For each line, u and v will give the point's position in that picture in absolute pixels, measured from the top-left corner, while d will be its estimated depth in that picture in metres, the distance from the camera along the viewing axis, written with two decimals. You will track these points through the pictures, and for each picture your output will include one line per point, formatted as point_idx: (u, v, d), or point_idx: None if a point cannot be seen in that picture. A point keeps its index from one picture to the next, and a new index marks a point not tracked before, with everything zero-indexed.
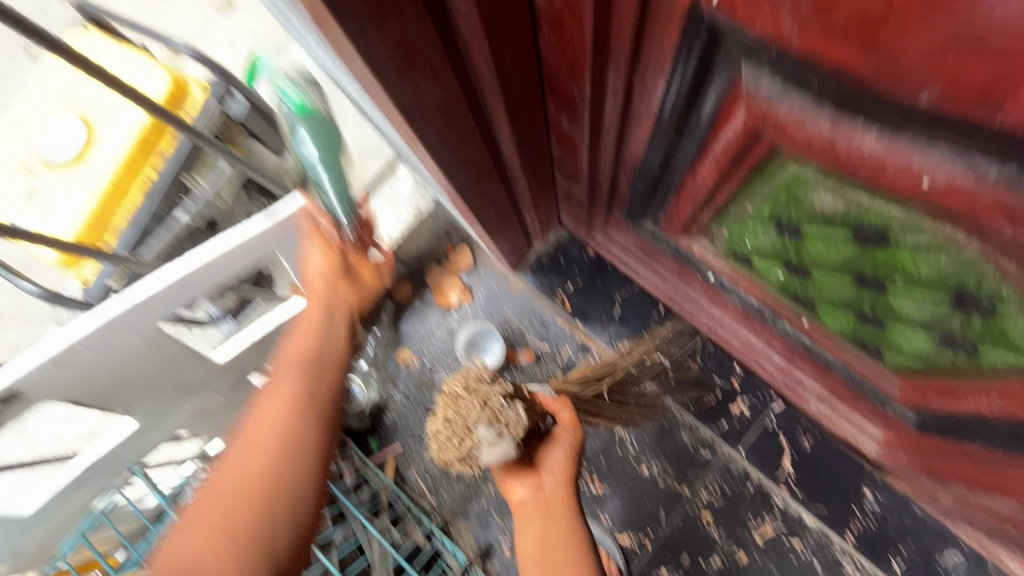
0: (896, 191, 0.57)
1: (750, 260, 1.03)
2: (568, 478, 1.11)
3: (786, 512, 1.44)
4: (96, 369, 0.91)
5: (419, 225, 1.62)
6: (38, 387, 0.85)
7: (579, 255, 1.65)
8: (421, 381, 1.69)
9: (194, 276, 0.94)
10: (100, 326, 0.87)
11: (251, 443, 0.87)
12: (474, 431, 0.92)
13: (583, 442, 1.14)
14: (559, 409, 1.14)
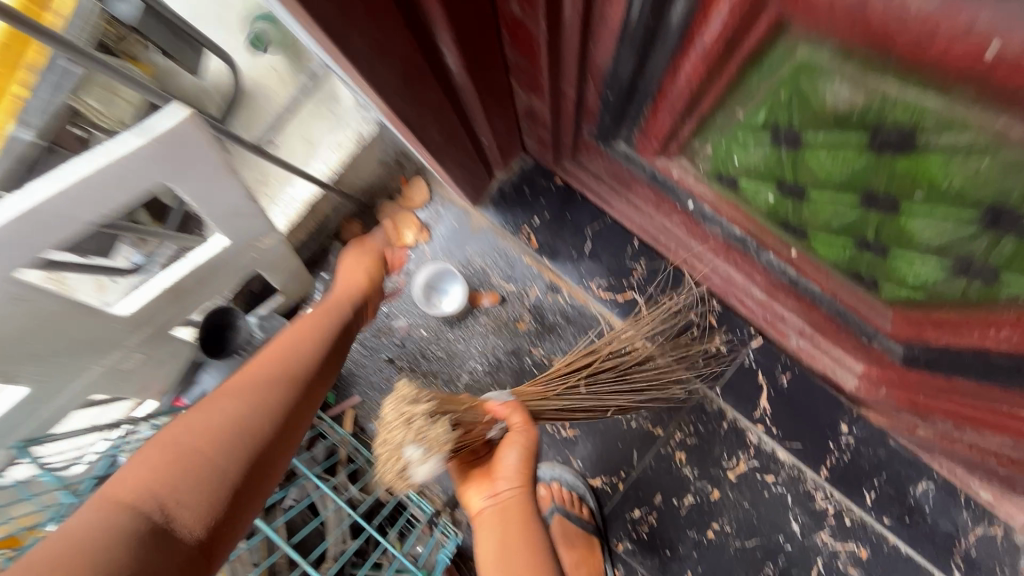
0: (946, 67, 0.43)
1: (737, 182, 0.89)
2: (526, 482, 1.04)
3: (760, 449, 1.40)
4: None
5: (364, 152, 1.41)
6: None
7: (546, 185, 1.48)
8: (378, 328, 1.56)
9: (46, 212, 0.72)
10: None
11: (233, 394, 0.96)
12: (404, 452, 0.94)
13: (539, 444, 1.06)
14: (509, 411, 1.08)
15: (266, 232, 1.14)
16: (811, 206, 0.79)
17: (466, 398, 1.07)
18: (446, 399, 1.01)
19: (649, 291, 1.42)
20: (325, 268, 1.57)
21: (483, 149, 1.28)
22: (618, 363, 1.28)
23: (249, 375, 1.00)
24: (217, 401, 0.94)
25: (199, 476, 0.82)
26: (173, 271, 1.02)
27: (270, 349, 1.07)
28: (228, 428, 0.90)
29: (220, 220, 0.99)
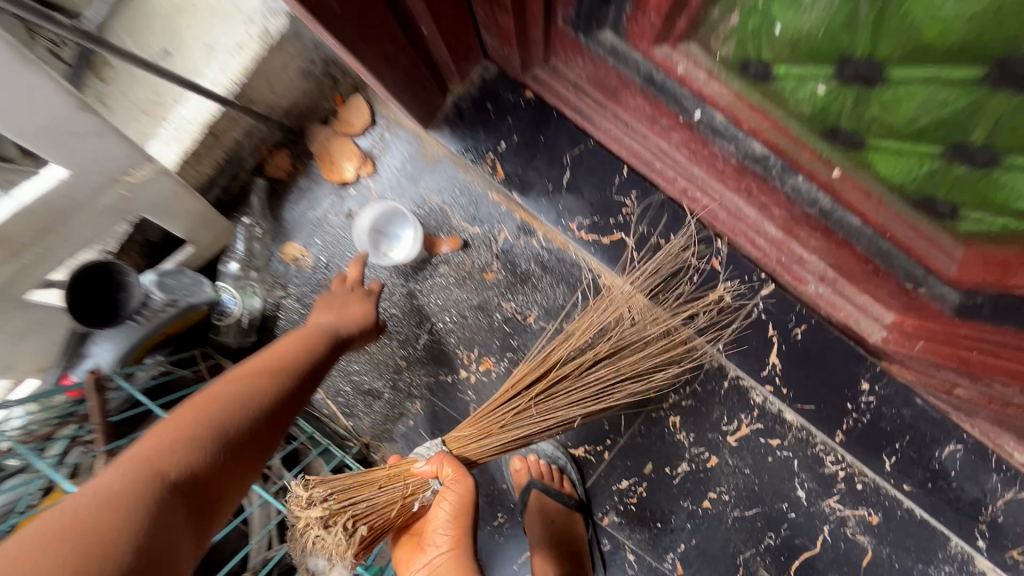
0: None
1: (771, 70, 0.70)
2: (459, 542, 0.91)
3: (764, 410, 1.22)
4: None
5: (274, 56, 1.08)
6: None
7: (514, 100, 1.18)
8: (318, 282, 1.30)
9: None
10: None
11: (253, 368, 0.83)
12: (309, 559, 0.89)
13: (476, 497, 0.92)
14: (436, 466, 0.95)
15: (131, 159, 0.86)
16: (886, 90, 0.62)
17: (381, 472, 0.96)
18: (348, 492, 0.91)
19: (641, 230, 1.17)
20: (248, 212, 1.29)
21: (425, 48, 0.99)
22: (582, 370, 1.06)
23: (265, 358, 0.86)
24: (236, 377, 0.80)
25: (220, 451, 0.69)
26: None
27: (279, 344, 0.91)
28: (246, 401, 0.76)
29: (43, 139, 0.73)
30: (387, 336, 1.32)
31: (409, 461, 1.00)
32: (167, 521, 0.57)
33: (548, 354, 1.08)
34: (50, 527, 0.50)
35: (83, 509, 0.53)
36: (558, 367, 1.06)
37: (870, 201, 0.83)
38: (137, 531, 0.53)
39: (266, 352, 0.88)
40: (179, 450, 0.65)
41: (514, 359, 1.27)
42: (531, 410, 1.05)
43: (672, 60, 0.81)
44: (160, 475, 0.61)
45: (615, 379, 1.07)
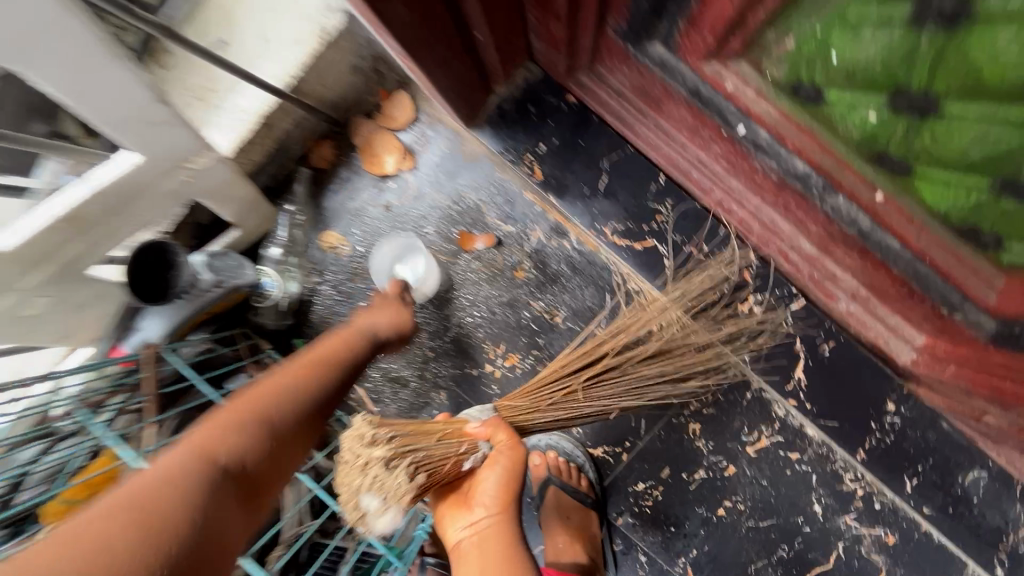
0: None
1: (821, 94, 0.74)
2: (507, 505, 0.91)
3: (786, 423, 1.22)
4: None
5: (330, 53, 1.12)
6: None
7: (556, 104, 1.19)
8: (353, 270, 1.35)
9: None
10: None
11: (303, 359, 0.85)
12: (360, 500, 0.80)
13: (526, 466, 0.94)
14: (490, 431, 0.96)
15: (196, 147, 0.91)
16: (939, 122, 0.66)
17: (437, 426, 0.94)
18: (408, 439, 0.87)
19: (674, 239, 1.18)
20: (290, 199, 1.33)
21: (477, 52, 1.02)
22: (628, 364, 1.09)
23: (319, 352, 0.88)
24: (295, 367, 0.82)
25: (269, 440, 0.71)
26: (73, 194, 0.81)
27: (332, 338, 0.93)
28: (296, 392, 0.78)
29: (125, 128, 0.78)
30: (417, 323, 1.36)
31: (461, 420, 1.00)
32: (223, 513, 0.60)
33: (595, 344, 1.10)
34: (114, 508, 0.52)
35: (150, 492, 0.55)
36: (607, 358, 1.08)
37: (913, 226, 0.84)
38: (199, 524, 0.56)
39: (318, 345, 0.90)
40: (239, 441, 0.68)
41: (539, 357, 1.30)
42: (578, 391, 1.07)
43: (721, 77, 0.81)
44: (216, 463, 0.64)
45: (652, 381, 1.10)
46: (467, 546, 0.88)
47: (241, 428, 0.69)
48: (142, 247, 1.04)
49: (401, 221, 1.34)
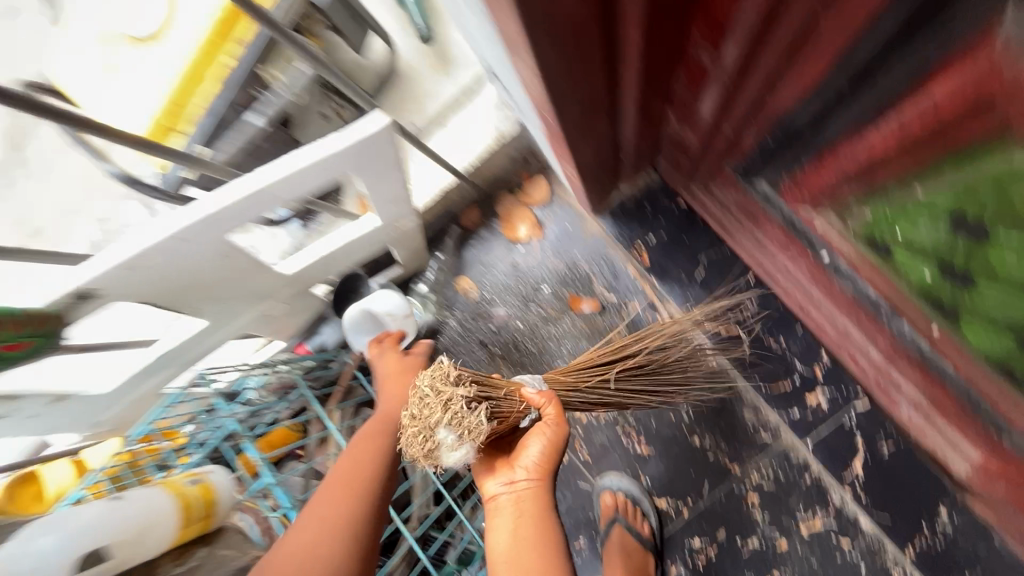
0: None
1: (891, 251, 0.86)
2: (546, 474, 1.03)
3: (841, 510, 1.34)
4: (167, 270, 0.87)
5: (499, 148, 1.50)
6: (115, 289, 0.82)
7: (668, 204, 1.49)
8: (478, 311, 1.65)
9: (266, 191, 0.89)
10: (171, 236, 0.83)
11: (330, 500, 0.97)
12: (438, 432, 0.90)
13: (567, 442, 1.06)
14: (543, 402, 1.06)
15: (405, 214, 1.26)
16: (978, 292, 0.74)
17: (503, 382, 1.05)
18: (479, 385, 0.97)
19: (755, 329, 1.41)
20: (440, 248, 1.68)
21: (626, 171, 1.30)
22: (661, 362, 1.30)
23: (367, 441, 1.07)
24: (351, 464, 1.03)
25: None
26: (331, 243, 1.21)
27: (349, 457, 1.04)
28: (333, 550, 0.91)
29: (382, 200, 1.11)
30: (514, 352, 1.61)
31: (518, 384, 1.10)
32: None
33: (630, 343, 1.30)
34: None
35: None
36: (636, 355, 1.28)
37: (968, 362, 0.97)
38: None
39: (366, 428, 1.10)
40: None
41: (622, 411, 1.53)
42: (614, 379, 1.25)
43: (812, 218, 1.04)
44: None
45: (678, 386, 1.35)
46: (505, 498, 1.03)
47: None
48: (346, 278, 1.42)
49: (525, 277, 1.63)
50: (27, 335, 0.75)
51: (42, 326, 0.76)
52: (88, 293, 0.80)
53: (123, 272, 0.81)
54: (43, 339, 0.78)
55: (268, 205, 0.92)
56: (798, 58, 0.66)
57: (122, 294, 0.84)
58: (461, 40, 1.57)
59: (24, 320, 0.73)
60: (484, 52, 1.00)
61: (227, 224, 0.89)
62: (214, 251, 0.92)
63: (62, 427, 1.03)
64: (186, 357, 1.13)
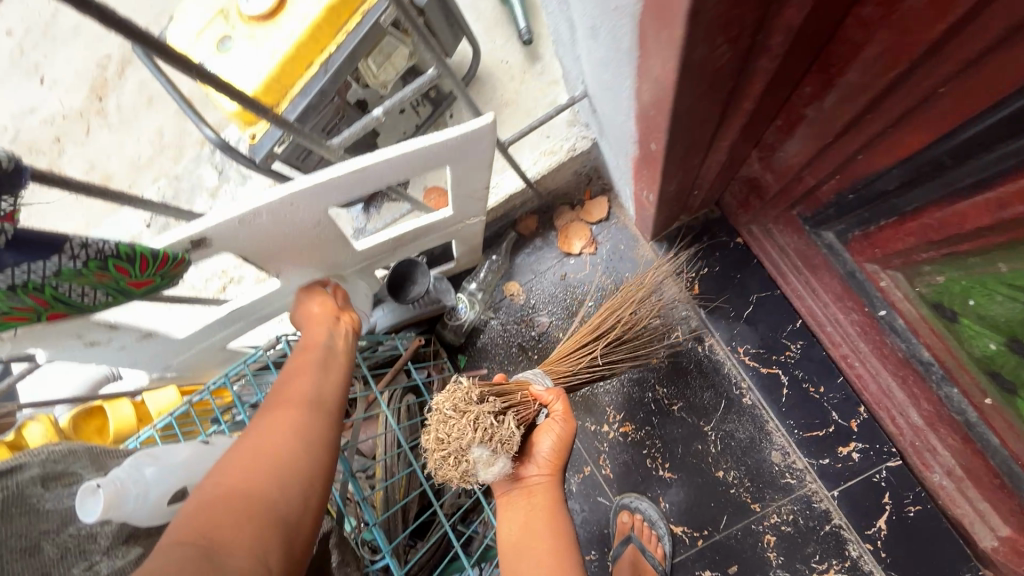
0: None
1: (958, 318, 0.88)
2: (557, 468, 1.06)
3: (857, 564, 1.35)
4: (268, 232, 0.89)
5: (568, 162, 1.52)
6: (223, 241, 0.85)
7: (725, 241, 1.52)
8: (522, 317, 1.69)
9: (372, 168, 0.87)
10: (281, 199, 0.83)
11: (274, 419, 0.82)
12: (470, 452, 0.92)
13: (575, 436, 1.08)
14: (551, 399, 1.08)
15: (477, 214, 1.27)
16: None
17: (510, 387, 1.06)
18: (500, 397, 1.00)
19: (797, 374, 1.43)
20: (495, 250, 1.71)
21: (689, 206, 1.35)
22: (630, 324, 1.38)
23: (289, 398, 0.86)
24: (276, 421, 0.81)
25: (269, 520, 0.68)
26: (405, 226, 1.18)
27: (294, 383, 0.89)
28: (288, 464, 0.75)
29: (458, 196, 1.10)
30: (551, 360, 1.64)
31: (525, 383, 1.12)
32: None
33: (603, 322, 1.36)
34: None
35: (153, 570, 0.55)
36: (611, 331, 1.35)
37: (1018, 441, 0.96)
38: None
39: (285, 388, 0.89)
40: (227, 518, 0.65)
41: (650, 433, 1.56)
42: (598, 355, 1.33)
43: (878, 275, 1.06)
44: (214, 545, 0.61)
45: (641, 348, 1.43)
46: (513, 491, 1.05)
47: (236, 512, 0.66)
48: (403, 263, 1.42)
49: (572, 290, 1.66)
50: (152, 275, 0.79)
51: (165, 268, 0.80)
52: (202, 241, 0.83)
53: (233, 224, 0.83)
54: (162, 280, 0.83)
55: (371, 182, 0.91)
56: (903, 127, 0.70)
57: (226, 249, 0.88)
58: (547, 57, 1.64)
59: (153, 261, 0.77)
60: (584, 75, 1.05)
61: (331, 199, 0.90)
62: (310, 221, 0.93)
63: (138, 363, 1.10)
64: (256, 316, 1.18)
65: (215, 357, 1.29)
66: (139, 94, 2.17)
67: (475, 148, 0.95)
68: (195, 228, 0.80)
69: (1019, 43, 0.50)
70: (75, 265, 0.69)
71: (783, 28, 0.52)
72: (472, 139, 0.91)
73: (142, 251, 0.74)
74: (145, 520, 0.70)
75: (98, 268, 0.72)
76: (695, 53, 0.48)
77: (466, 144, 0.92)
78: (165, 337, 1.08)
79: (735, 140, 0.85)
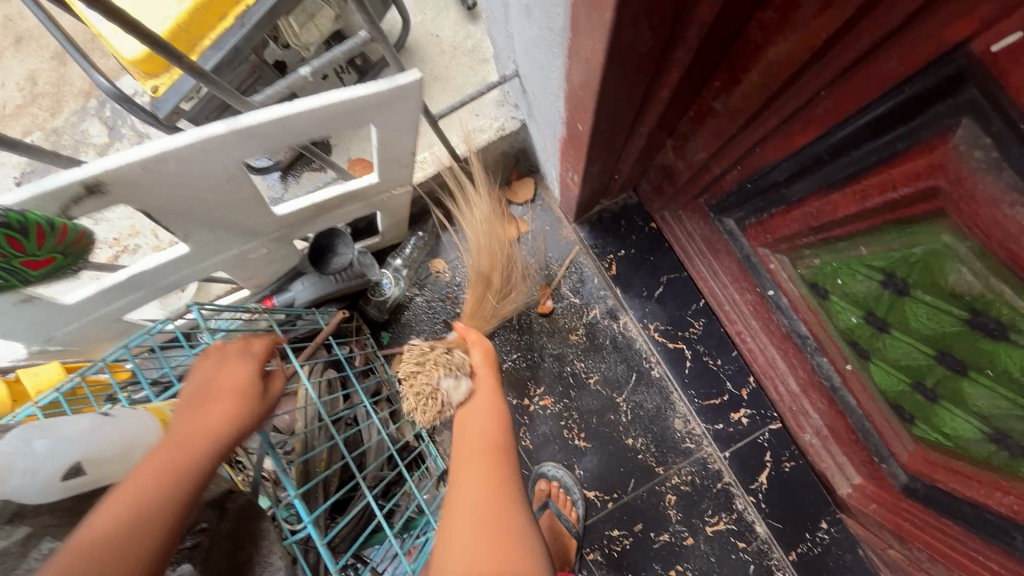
0: (1002, 270, 0.62)
1: (828, 295, 1.02)
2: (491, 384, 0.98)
3: (741, 515, 1.53)
4: (176, 185, 0.80)
5: (498, 141, 1.53)
6: (124, 187, 0.75)
7: (641, 225, 1.61)
8: (447, 294, 1.70)
9: (296, 117, 0.80)
10: (193, 144, 0.74)
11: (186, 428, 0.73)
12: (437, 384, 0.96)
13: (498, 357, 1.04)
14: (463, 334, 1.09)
15: (403, 182, 1.24)
16: (888, 337, 0.91)
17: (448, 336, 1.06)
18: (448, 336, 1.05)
19: (699, 349, 1.57)
20: (422, 227, 1.70)
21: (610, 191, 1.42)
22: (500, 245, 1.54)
23: (180, 450, 0.70)
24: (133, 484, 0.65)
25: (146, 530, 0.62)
26: (327, 192, 1.14)
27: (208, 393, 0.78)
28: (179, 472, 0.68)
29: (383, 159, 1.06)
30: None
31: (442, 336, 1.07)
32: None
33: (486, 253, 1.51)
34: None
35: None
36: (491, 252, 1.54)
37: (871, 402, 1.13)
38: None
39: (185, 422, 0.73)
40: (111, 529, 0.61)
41: (568, 405, 1.64)
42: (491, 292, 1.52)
43: (768, 258, 1.18)
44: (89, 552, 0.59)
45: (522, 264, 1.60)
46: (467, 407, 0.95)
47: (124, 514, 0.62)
48: (324, 232, 1.40)
49: None
50: (52, 250, 0.73)
51: (66, 240, 0.74)
52: (97, 186, 0.72)
53: (136, 172, 0.73)
54: (64, 257, 0.77)
55: (294, 134, 0.84)
56: (793, 124, 0.79)
57: (124, 198, 0.77)
58: (479, 35, 1.65)
59: (51, 232, 0.71)
60: (515, 54, 1.07)
61: (248, 150, 0.82)
62: (222, 172, 0.84)
63: (17, 337, 0.98)
64: (158, 284, 1.10)
65: (109, 330, 1.18)
66: (3, 34, 1.89)
67: (407, 108, 0.90)
68: (90, 169, 0.69)
69: (882, 56, 0.59)
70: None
71: (695, 21, 0.57)
72: (406, 98, 0.87)
73: (36, 220, 0.68)
74: (34, 496, 0.62)
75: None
76: (622, 37, 0.52)
77: (397, 104, 0.88)
78: (51, 308, 0.96)
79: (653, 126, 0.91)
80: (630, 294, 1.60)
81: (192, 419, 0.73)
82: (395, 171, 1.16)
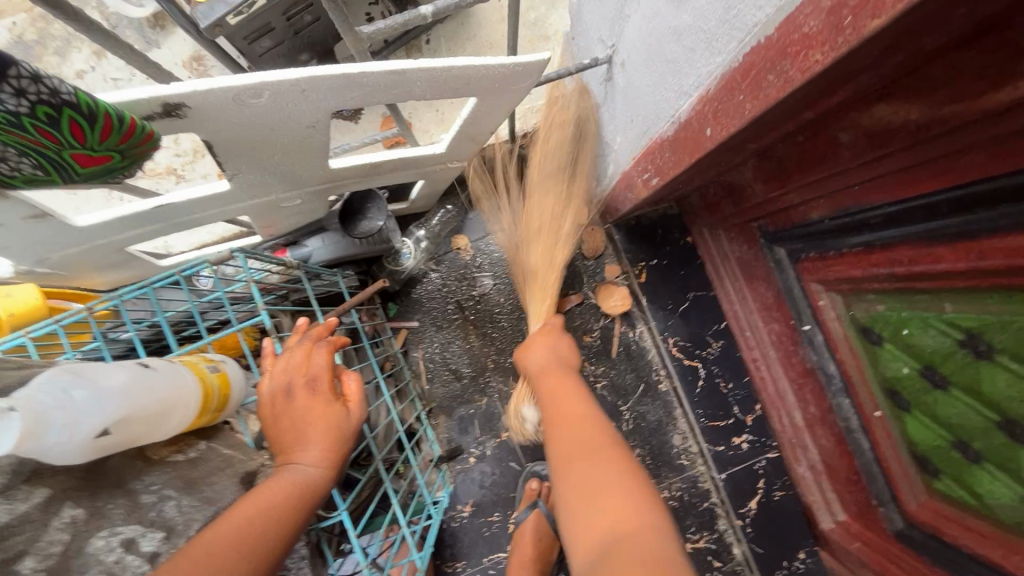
0: None
1: (881, 342, 1.03)
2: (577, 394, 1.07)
3: (721, 535, 1.56)
4: (259, 118, 0.71)
5: None
6: (205, 115, 0.66)
7: (677, 238, 1.59)
8: (465, 275, 1.60)
9: (411, 75, 0.72)
10: (297, 82, 0.66)
11: (300, 435, 0.70)
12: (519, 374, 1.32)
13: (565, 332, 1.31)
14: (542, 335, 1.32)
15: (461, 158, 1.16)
16: (944, 394, 0.91)
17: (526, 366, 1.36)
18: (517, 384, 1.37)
19: (713, 370, 1.56)
20: (452, 200, 1.60)
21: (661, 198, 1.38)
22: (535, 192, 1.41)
23: (297, 465, 0.68)
24: (260, 500, 0.62)
25: (280, 530, 0.62)
26: (388, 155, 1.03)
27: (303, 402, 0.72)
28: (302, 477, 0.67)
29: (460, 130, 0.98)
30: (488, 325, 1.58)
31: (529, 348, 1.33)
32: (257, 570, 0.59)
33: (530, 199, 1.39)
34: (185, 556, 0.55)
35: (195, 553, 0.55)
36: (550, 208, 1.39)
37: (891, 447, 1.14)
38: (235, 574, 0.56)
39: (296, 429, 0.70)
40: (252, 522, 0.60)
41: None
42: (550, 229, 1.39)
43: (818, 295, 1.18)
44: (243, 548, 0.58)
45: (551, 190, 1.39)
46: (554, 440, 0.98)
47: (262, 510, 0.62)
48: (360, 193, 1.29)
49: None
50: (111, 148, 0.62)
51: (130, 139, 0.61)
52: (176, 109, 0.63)
53: (228, 100, 0.65)
54: (123, 158, 0.64)
55: (397, 91, 0.77)
56: (921, 170, 0.80)
57: (199, 127, 0.68)
58: (545, 11, 1.55)
59: (117, 126, 0.59)
60: (620, 37, 0.99)
61: (344, 97, 0.74)
62: (308, 117, 0.76)
63: (14, 253, 0.83)
64: (181, 220, 0.97)
65: (105, 259, 1.03)
66: None
67: (518, 83, 0.84)
68: (174, 90, 0.61)
69: None
70: (15, 105, 0.53)
71: (913, 43, 0.53)
72: (524, 74, 0.82)
73: (106, 109, 0.56)
74: (71, 460, 0.53)
75: (46, 117, 0.55)
76: (860, 44, 0.47)
77: (513, 79, 0.82)
78: (59, 228, 0.82)
79: (765, 142, 0.88)
80: (655, 305, 1.59)
81: (304, 421, 0.71)
82: (465, 144, 1.08)
